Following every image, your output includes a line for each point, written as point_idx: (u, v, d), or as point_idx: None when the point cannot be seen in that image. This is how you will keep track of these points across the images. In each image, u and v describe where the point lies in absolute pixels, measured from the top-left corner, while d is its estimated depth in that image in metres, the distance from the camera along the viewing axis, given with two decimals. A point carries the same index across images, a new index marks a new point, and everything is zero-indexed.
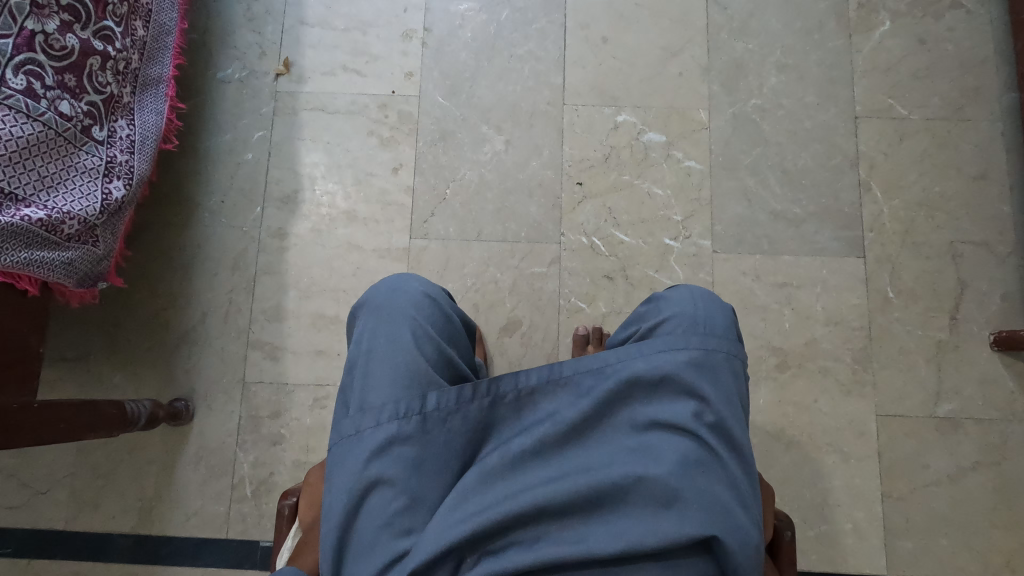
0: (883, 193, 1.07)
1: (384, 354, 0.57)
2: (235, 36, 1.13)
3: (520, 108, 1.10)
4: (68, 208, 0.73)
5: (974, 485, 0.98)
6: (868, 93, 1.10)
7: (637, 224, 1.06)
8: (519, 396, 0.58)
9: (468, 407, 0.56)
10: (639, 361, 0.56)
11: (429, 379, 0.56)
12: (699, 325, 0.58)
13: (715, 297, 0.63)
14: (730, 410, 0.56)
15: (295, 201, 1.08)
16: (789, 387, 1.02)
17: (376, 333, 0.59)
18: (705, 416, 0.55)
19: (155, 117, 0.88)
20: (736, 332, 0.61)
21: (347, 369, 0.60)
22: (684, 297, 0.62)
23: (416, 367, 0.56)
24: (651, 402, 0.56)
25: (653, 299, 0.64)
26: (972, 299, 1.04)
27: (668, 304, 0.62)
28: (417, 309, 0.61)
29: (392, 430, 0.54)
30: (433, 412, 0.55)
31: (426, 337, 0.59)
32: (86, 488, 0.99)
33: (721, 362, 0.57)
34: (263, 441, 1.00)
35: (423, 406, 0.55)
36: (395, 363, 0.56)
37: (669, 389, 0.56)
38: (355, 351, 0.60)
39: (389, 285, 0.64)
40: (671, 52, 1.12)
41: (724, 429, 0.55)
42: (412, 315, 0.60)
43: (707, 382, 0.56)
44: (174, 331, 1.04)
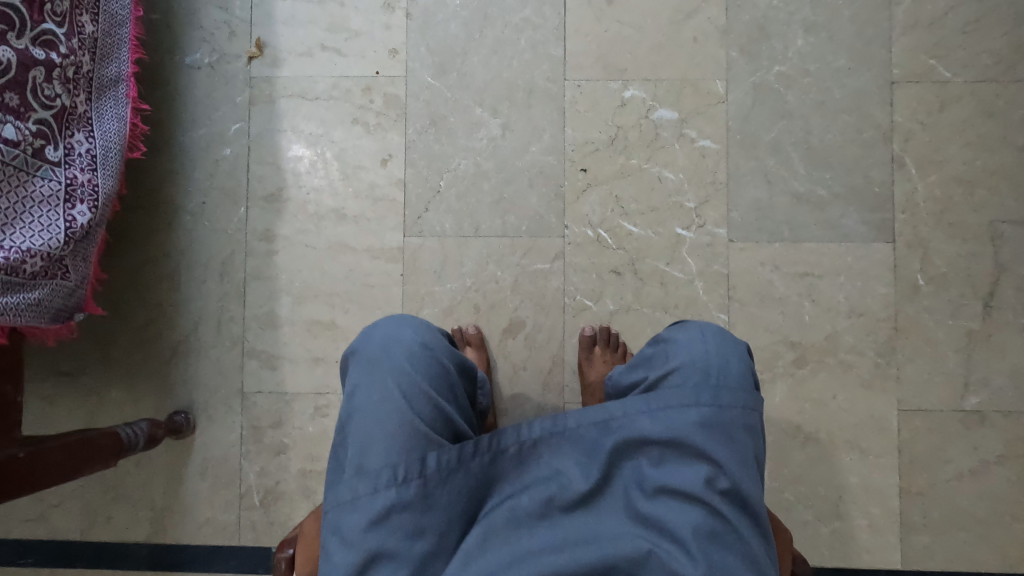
0: (918, 169, 0.97)
1: (379, 414, 0.57)
2: (199, 15, 1.02)
3: (517, 87, 1.00)
4: (29, 244, 0.68)
5: (997, 478, 0.95)
6: (907, 54, 0.98)
7: (647, 213, 0.98)
8: (522, 448, 0.60)
9: (469, 465, 0.57)
10: (647, 420, 0.58)
11: (427, 439, 0.56)
12: (712, 377, 0.60)
13: (728, 346, 0.64)
14: (742, 472, 0.57)
15: (279, 200, 1.01)
16: (806, 383, 0.97)
17: (372, 389, 0.59)
18: (718, 482, 0.56)
19: (117, 124, 0.80)
20: (750, 381, 0.62)
21: (339, 428, 0.60)
22: (692, 347, 0.64)
23: (412, 428, 0.56)
24: (660, 463, 0.58)
25: (661, 341, 0.67)
26: (1009, 285, 0.96)
27: (678, 356, 0.64)
28: (411, 363, 0.62)
29: (391, 496, 0.54)
30: (432, 473, 0.55)
31: (420, 392, 0.60)
32: (97, 500, 1.00)
33: (734, 420, 0.58)
34: (267, 450, 0.99)
35: (422, 468, 0.55)
36: (391, 423, 0.56)
37: (679, 450, 0.57)
38: (349, 409, 0.59)
39: (383, 338, 0.65)
40: (684, 14, 0.99)
41: (737, 493, 0.56)
42: (408, 369, 0.61)
43: (720, 444, 0.57)
44: (167, 342, 1.01)
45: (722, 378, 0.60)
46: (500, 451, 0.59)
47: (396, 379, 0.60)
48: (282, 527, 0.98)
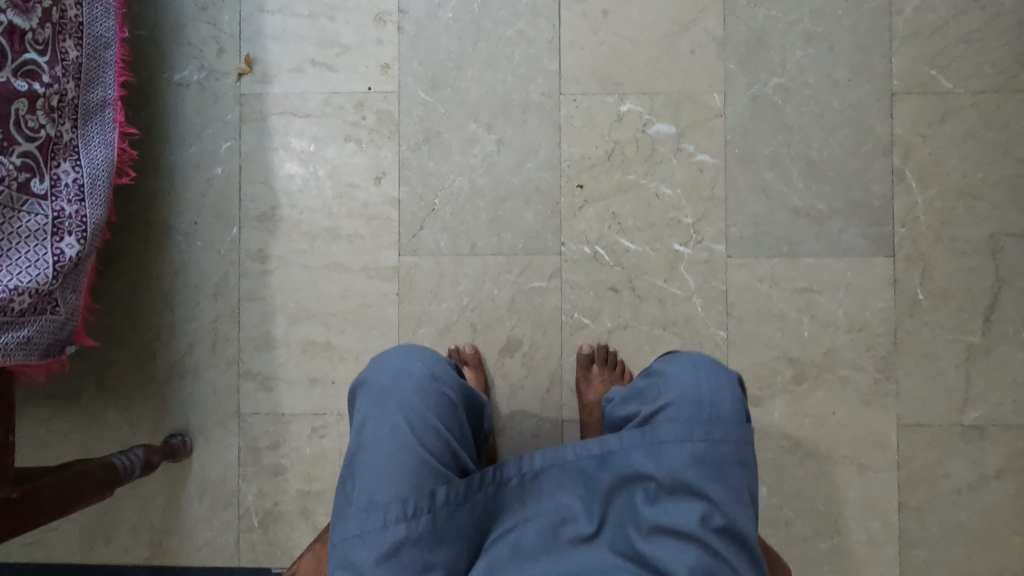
0: (918, 183, 0.96)
1: (389, 447, 0.57)
2: (188, 30, 1.00)
3: (512, 101, 0.98)
4: (16, 282, 0.67)
5: (995, 492, 0.95)
6: (908, 64, 0.96)
7: (644, 229, 0.97)
8: (524, 479, 0.63)
9: (476, 499, 0.60)
10: (641, 456, 0.60)
11: (437, 475, 0.57)
12: (704, 412, 0.60)
13: (721, 377, 0.64)
14: (736, 509, 0.57)
15: (272, 219, 1.00)
16: (805, 399, 0.97)
17: (382, 422, 0.59)
18: (713, 519, 0.56)
19: (105, 151, 0.79)
20: (743, 414, 0.62)
21: (347, 459, 0.60)
22: (686, 379, 0.64)
23: (422, 463, 0.57)
24: (655, 501, 0.58)
25: (653, 374, 0.67)
26: (1010, 298, 0.95)
27: (671, 388, 0.64)
28: (421, 395, 0.62)
29: (401, 531, 0.54)
30: (442, 507, 0.57)
31: (430, 426, 0.60)
32: (96, 523, 0.99)
33: (728, 456, 0.58)
34: (265, 472, 0.99)
35: (432, 502, 0.56)
36: (401, 457, 0.57)
37: (673, 487, 0.58)
38: (358, 441, 0.59)
39: (393, 367, 0.64)
40: (681, 25, 0.98)
41: (733, 530, 0.56)
42: (417, 402, 0.61)
43: (713, 481, 0.57)
44: (162, 363, 1.00)
45: (715, 412, 0.60)
46: (505, 483, 0.62)
47: (405, 412, 0.60)
48: (282, 548, 0.98)
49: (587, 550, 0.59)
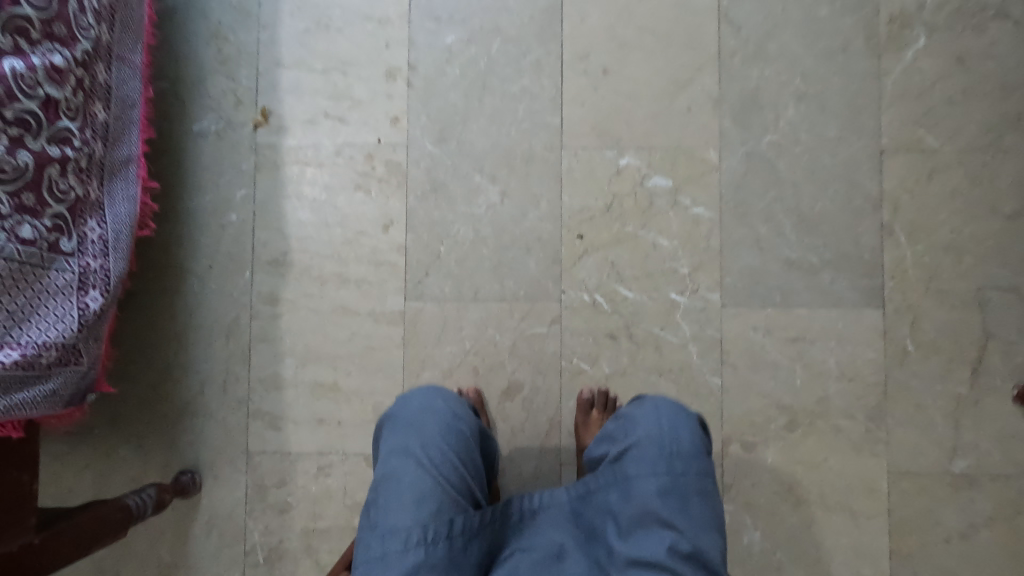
0: (907, 237, 0.99)
1: (414, 476, 0.64)
2: (207, 83, 1.05)
3: (515, 154, 1.03)
4: (44, 338, 0.71)
5: (985, 540, 0.97)
6: (896, 123, 1.00)
7: (642, 279, 1.01)
8: (524, 517, 0.69)
9: (485, 533, 0.65)
10: (616, 492, 0.66)
11: (456, 503, 0.63)
12: (667, 449, 0.66)
13: (682, 416, 0.71)
14: (701, 537, 0.61)
15: (284, 263, 1.04)
16: (798, 445, 0.99)
17: (409, 453, 0.67)
18: (680, 547, 0.60)
19: (128, 206, 0.83)
20: (703, 448, 0.68)
21: (372, 486, 0.66)
22: (648, 421, 0.70)
23: (444, 492, 0.63)
24: (628, 535, 0.63)
25: (621, 417, 0.74)
26: (996, 350, 0.98)
27: (638, 427, 0.70)
28: (443, 432, 0.70)
29: (420, 554, 0.59)
30: (458, 537, 0.61)
31: (450, 463, 0.67)
32: (106, 557, 1.02)
33: (690, 486, 0.64)
34: (271, 509, 1.02)
35: (450, 529, 0.61)
36: (425, 484, 0.63)
37: (643, 519, 0.63)
38: (385, 469, 0.66)
39: (419, 405, 0.73)
40: (679, 84, 1.02)
41: (700, 556, 0.60)
42: (440, 437, 0.69)
43: (678, 511, 0.62)
44: (174, 402, 1.03)
45: (675, 447, 0.66)
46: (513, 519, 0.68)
47: (430, 445, 0.68)
48: None
49: None
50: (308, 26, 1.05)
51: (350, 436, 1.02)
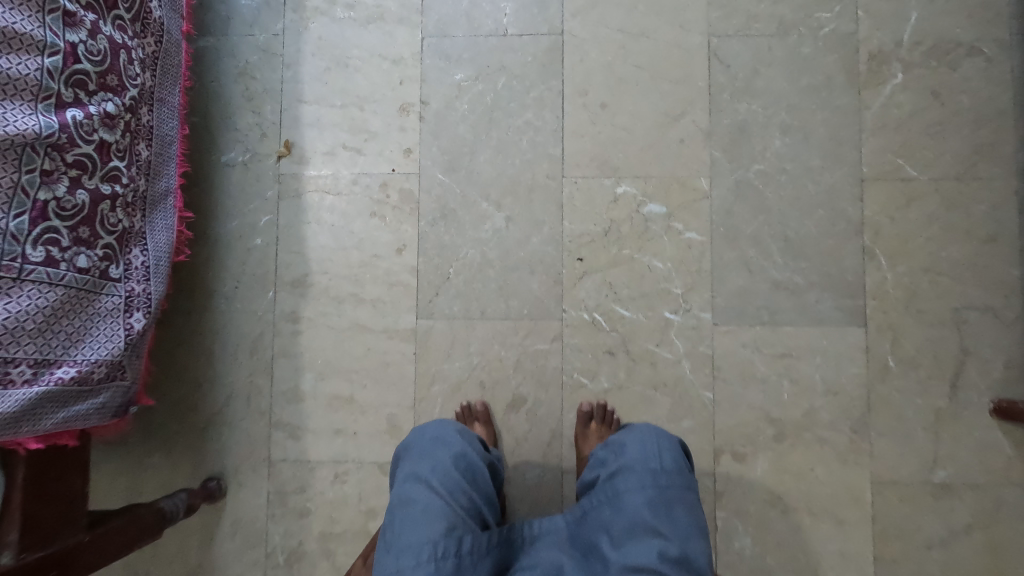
0: (888, 259, 1.06)
1: (426, 497, 0.72)
2: (235, 118, 1.14)
3: (519, 182, 1.11)
4: (97, 356, 0.77)
5: (964, 547, 1.02)
6: (876, 153, 1.07)
7: (638, 298, 1.08)
8: (525, 539, 0.75)
9: (492, 554, 0.71)
10: (607, 508, 0.73)
11: (464, 521, 0.70)
12: (651, 466, 0.75)
13: (666, 438, 0.80)
14: (687, 544, 0.68)
15: (305, 284, 1.12)
16: (786, 456, 1.05)
17: (421, 477, 0.76)
18: (669, 551, 0.67)
19: (166, 234, 0.92)
20: (684, 467, 0.77)
21: (388, 509, 0.74)
22: (636, 443, 0.79)
23: (453, 511, 0.71)
24: (621, 544, 0.69)
25: (611, 444, 0.83)
26: (974, 366, 1.04)
27: (627, 447, 0.79)
28: (452, 458, 0.79)
29: (431, 568, 0.66)
30: (466, 555, 0.68)
31: (458, 485, 0.76)
32: (137, 558, 1.10)
33: (673, 497, 0.72)
34: (291, 513, 1.09)
35: (459, 547, 0.68)
36: (436, 504, 0.71)
37: (634, 529, 0.69)
38: (400, 494, 0.74)
39: (432, 434, 0.83)
40: (672, 117, 1.10)
41: (687, 560, 0.67)
42: (449, 462, 0.78)
43: (664, 519, 0.70)
44: (202, 413, 1.11)
45: (659, 464, 0.75)
46: (513, 541, 0.74)
47: (441, 469, 0.77)
48: None
49: None
50: (328, 64, 1.14)
51: (365, 445, 1.09)
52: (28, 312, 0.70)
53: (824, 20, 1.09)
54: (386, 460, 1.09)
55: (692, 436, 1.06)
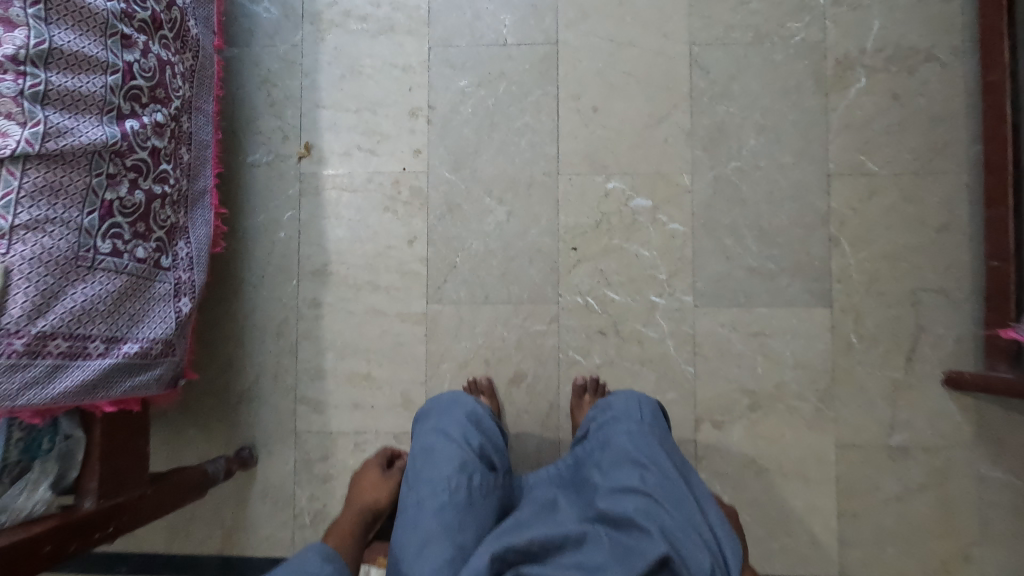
0: (851, 246, 1.18)
1: (444, 444, 0.86)
2: (259, 122, 1.25)
3: (519, 179, 1.22)
4: (153, 334, 0.88)
5: (918, 502, 1.15)
6: (842, 151, 1.18)
7: (627, 284, 1.20)
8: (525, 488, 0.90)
9: (499, 491, 0.85)
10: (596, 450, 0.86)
11: (475, 462, 0.84)
12: (633, 418, 0.89)
13: (648, 401, 0.94)
14: (665, 471, 0.80)
15: (325, 273, 1.23)
16: (760, 423, 1.17)
17: (440, 430, 0.89)
18: (647, 475, 0.79)
19: (204, 228, 1.03)
20: (662, 421, 0.90)
21: (412, 456, 0.87)
22: (621, 401, 0.93)
23: (466, 455, 0.85)
24: (608, 474, 0.82)
25: (601, 405, 0.96)
26: (928, 342, 1.16)
27: (614, 405, 0.94)
28: (466, 415, 0.93)
29: (448, 497, 0.79)
30: (476, 488, 0.81)
31: (470, 435, 0.89)
32: (179, 520, 1.22)
33: (651, 439, 0.85)
34: (316, 479, 1.21)
35: (471, 481, 0.82)
36: (452, 450, 0.85)
37: (618, 462, 0.82)
38: (422, 444, 0.88)
39: (449, 398, 0.97)
40: (657, 119, 1.21)
41: (665, 483, 0.78)
42: (463, 418, 0.92)
43: (644, 453, 0.82)
44: (234, 390, 1.23)
45: (640, 416, 0.89)
46: (514, 488, 0.90)
47: (456, 423, 0.91)
48: None
49: (569, 515, 0.79)
50: (343, 72, 1.25)
51: (382, 417, 1.21)
52: (100, 298, 0.80)
53: (795, 30, 1.20)
54: (401, 430, 1.21)
55: (675, 407, 1.18)
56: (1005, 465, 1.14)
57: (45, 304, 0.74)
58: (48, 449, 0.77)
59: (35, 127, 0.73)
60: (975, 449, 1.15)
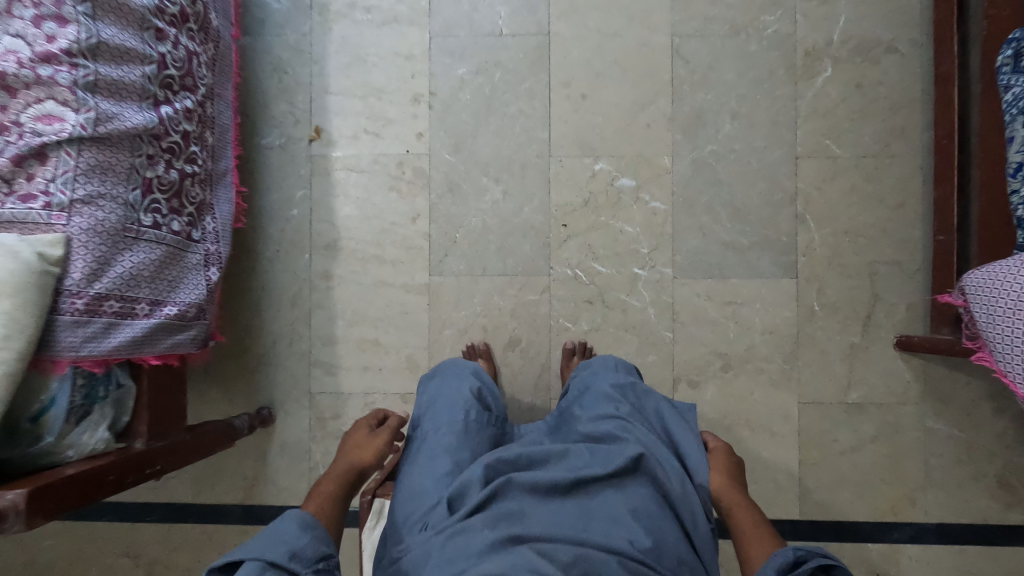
0: (816, 223, 1.29)
1: (447, 391, 1.00)
2: (272, 106, 1.34)
3: (514, 161, 1.32)
4: (189, 299, 0.99)
5: (870, 452, 1.29)
6: (809, 135, 1.30)
7: (612, 257, 1.31)
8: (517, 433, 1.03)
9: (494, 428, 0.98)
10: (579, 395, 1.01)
11: (473, 401, 0.98)
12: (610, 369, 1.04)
13: (623, 361, 1.09)
14: (637, 406, 0.95)
15: (335, 248, 1.34)
16: (731, 383, 1.30)
17: (444, 382, 1.03)
18: (622, 406, 0.94)
19: (228, 205, 1.13)
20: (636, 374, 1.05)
21: (419, 404, 1.01)
22: (601, 359, 1.08)
23: (465, 397, 0.98)
24: (589, 408, 0.96)
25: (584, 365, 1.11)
26: (883, 309, 1.28)
27: (594, 363, 1.08)
28: (467, 370, 1.06)
29: (450, 428, 0.92)
30: (472, 421, 0.95)
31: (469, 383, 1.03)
32: (205, 472, 1.34)
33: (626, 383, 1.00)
34: (329, 435, 1.33)
35: (469, 416, 0.95)
36: (454, 394, 0.99)
37: (598, 399, 0.97)
38: (429, 394, 1.02)
39: (453, 360, 1.11)
40: (641, 105, 1.31)
41: (637, 412, 0.93)
42: (464, 372, 1.06)
43: (619, 391, 0.97)
44: (253, 355, 1.34)
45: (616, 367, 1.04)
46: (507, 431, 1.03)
47: (457, 375, 1.04)
48: None
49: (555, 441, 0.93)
50: (349, 60, 1.34)
51: (389, 379, 1.33)
52: (144, 265, 0.90)
53: (768, 22, 1.30)
54: (406, 390, 1.33)
55: (655, 368, 1.31)
56: (948, 418, 1.28)
57: (100, 269, 0.84)
58: (105, 393, 0.87)
59: (87, 113, 0.83)
60: (922, 405, 1.28)
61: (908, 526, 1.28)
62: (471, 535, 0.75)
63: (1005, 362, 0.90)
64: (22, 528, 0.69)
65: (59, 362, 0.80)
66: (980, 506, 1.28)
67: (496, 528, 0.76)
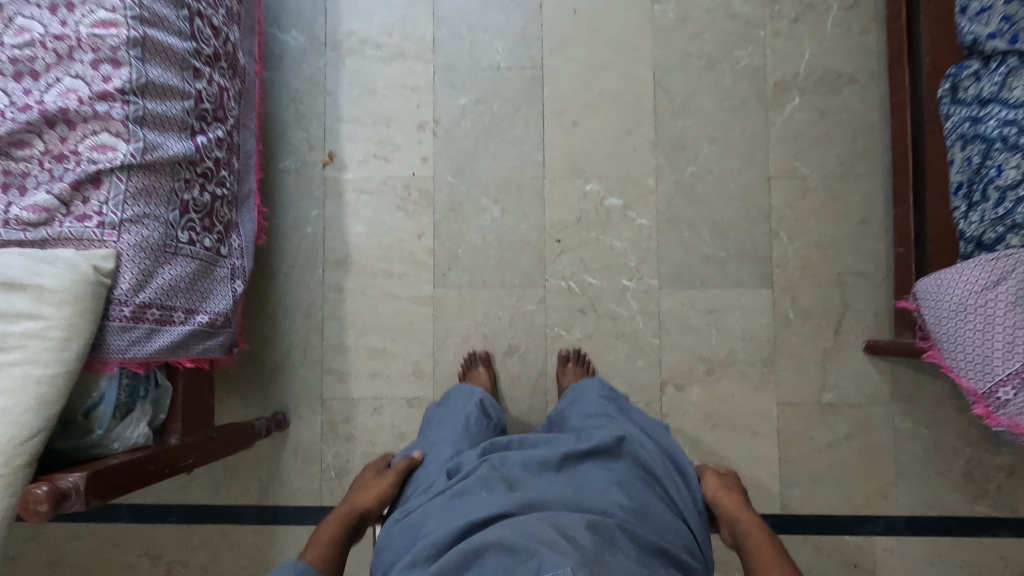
0: (788, 237, 1.41)
1: (452, 404, 1.17)
2: (288, 134, 1.46)
3: (511, 183, 1.44)
4: (218, 308, 1.09)
5: (845, 449, 1.38)
6: (780, 158, 1.42)
7: (603, 270, 1.42)
8: None
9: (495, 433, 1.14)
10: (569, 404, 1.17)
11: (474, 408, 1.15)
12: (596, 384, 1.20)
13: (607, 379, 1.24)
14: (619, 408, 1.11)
15: (346, 263, 1.45)
16: (714, 386, 1.40)
17: (449, 397, 1.20)
18: (606, 409, 1.10)
19: (251, 224, 1.24)
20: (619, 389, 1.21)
21: (430, 419, 1.19)
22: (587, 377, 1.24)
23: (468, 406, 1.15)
24: (577, 412, 1.12)
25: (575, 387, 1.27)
26: (852, 316, 1.40)
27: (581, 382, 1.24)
28: (468, 385, 1.23)
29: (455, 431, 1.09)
30: (472, 424, 1.12)
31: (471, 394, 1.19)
32: (222, 475, 1.43)
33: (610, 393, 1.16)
34: (340, 438, 1.42)
35: (470, 422, 1.12)
36: (457, 405, 1.17)
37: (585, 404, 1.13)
38: (438, 409, 1.19)
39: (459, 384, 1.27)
40: (626, 131, 1.44)
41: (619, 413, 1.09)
42: (466, 386, 1.22)
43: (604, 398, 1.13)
44: (268, 363, 1.44)
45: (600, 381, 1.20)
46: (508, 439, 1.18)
47: (461, 389, 1.21)
48: None
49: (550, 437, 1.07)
50: (360, 92, 1.46)
51: (397, 385, 1.43)
52: (181, 277, 1.01)
53: (741, 57, 1.43)
54: (413, 395, 1.42)
55: (644, 372, 1.41)
56: (915, 417, 1.38)
57: (144, 280, 0.95)
58: (145, 394, 0.97)
59: (136, 143, 0.94)
60: (891, 404, 1.39)
61: (882, 519, 1.37)
62: (473, 494, 0.89)
63: (952, 355, 1.02)
64: (81, 507, 0.79)
65: (108, 363, 0.90)
66: (949, 499, 1.37)
67: (494, 488, 0.90)
